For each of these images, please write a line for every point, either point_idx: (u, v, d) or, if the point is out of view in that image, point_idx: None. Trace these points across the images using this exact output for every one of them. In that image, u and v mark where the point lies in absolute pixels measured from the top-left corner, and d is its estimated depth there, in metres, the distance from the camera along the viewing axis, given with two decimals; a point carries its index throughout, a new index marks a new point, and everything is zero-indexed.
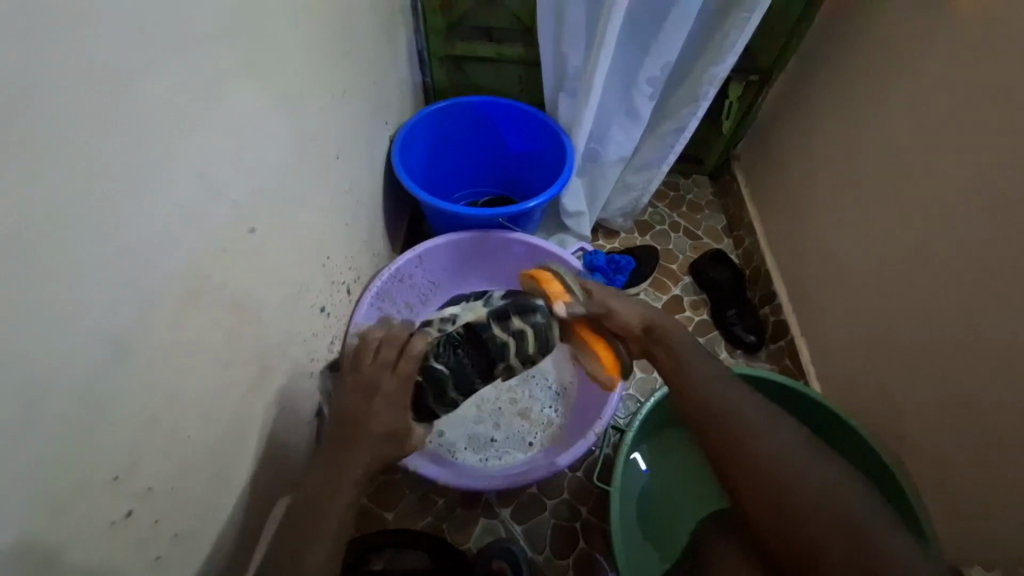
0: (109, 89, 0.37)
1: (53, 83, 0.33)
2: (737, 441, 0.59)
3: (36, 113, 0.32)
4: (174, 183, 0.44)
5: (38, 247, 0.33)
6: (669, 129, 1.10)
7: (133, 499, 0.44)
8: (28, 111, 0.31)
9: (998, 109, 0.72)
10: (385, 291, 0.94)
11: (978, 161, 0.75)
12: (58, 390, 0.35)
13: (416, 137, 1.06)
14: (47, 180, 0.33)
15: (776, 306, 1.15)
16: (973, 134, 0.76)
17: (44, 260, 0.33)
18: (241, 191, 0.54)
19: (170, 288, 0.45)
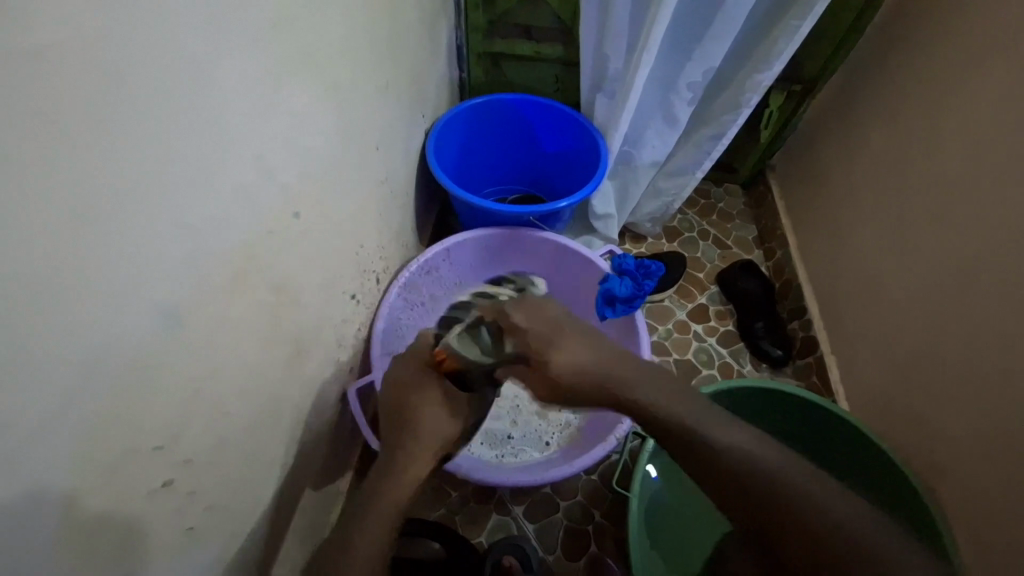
0: (179, 73, 0.38)
1: (137, 65, 0.34)
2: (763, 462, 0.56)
3: (121, 93, 0.33)
4: (232, 167, 0.46)
5: (111, 223, 0.34)
6: (707, 135, 1.09)
7: (172, 469, 0.45)
8: (115, 92, 0.33)
9: None
10: (412, 282, 0.94)
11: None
12: (119, 360, 0.37)
13: (450, 131, 1.07)
14: (122, 157, 0.34)
15: (806, 322, 1.12)
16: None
17: (117, 235, 0.35)
18: (290, 178, 0.55)
19: (222, 266, 0.47)
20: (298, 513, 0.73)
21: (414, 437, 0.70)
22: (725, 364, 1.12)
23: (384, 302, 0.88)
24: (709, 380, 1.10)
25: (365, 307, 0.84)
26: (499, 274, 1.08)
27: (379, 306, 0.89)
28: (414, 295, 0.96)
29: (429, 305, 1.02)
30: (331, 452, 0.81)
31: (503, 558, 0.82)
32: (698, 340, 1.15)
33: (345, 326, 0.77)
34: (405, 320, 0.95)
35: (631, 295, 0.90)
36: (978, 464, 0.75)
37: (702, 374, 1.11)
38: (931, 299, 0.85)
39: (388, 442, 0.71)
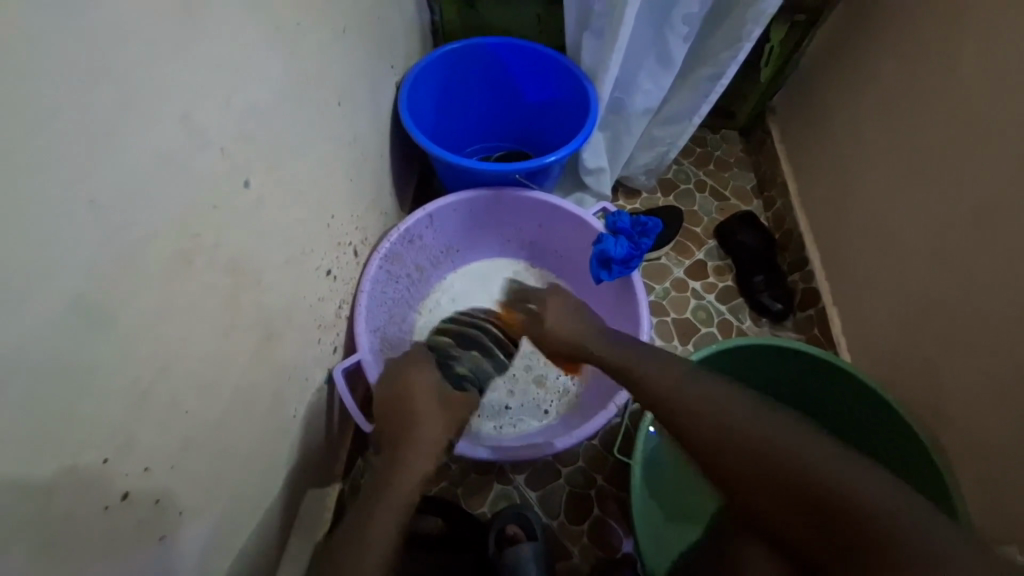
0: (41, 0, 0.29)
1: None
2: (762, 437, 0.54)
3: None
4: (145, 127, 0.38)
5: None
6: (704, 76, 1.00)
7: (129, 480, 0.41)
8: None
9: None
10: (394, 253, 0.88)
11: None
12: (19, 373, 0.31)
13: (424, 83, 0.97)
14: None
15: (807, 273, 1.08)
16: None
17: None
18: (230, 139, 0.48)
19: (157, 248, 0.40)
20: (293, 497, 0.70)
21: (416, 423, 0.71)
22: (725, 321, 1.09)
23: (365, 275, 0.82)
24: (709, 337, 1.07)
25: (343, 283, 0.78)
26: (487, 238, 1.02)
27: (360, 279, 0.83)
28: (397, 266, 0.90)
29: (415, 276, 0.96)
30: (324, 436, 0.77)
31: (506, 527, 0.81)
32: (697, 298, 1.11)
33: (323, 305, 0.72)
34: (390, 293, 0.89)
35: (628, 255, 0.85)
36: (986, 413, 0.74)
37: (701, 332, 1.08)
38: (942, 244, 0.80)
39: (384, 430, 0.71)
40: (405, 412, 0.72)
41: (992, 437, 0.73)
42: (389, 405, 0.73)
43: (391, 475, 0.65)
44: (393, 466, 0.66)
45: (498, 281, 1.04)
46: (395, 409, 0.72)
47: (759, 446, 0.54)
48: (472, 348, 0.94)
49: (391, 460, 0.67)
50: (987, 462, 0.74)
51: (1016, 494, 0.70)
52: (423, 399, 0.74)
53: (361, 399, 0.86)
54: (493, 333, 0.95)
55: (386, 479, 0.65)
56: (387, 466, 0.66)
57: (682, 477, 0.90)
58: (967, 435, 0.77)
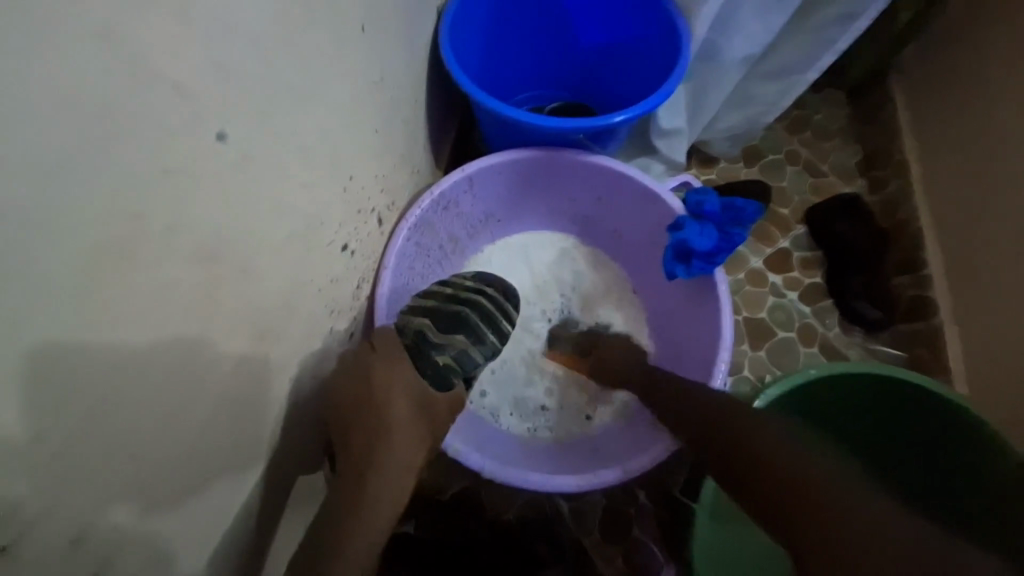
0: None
1: None
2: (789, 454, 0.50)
3: None
4: (40, 38, 0.23)
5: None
6: (836, 14, 0.78)
7: (71, 538, 0.31)
8: None
9: None
10: (425, 222, 0.74)
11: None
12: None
13: (472, 10, 0.79)
14: None
15: (920, 277, 0.88)
16: None
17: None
18: (201, 71, 0.33)
19: (91, 233, 0.28)
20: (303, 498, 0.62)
21: (385, 429, 0.53)
22: (807, 326, 0.92)
23: (391, 248, 0.69)
24: (786, 343, 0.91)
25: (365, 257, 0.66)
26: (534, 208, 0.86)
27: (385, 252, 0.70)
28: (428, 237, 0.76)
29: (448, 248, 0.82)
30: None
31: None
32: (776, 295, 0.94)
33: (339, 285, 0.59)
34: (418, 269, 0.76)
35: (714, 248, 0.68)
36: None
37: (777, 337, 0.91)
38: None
39: (342, 429, 0.53)
40: (371, 413, 0.53)
41: None
42: (348, 401, 0.53)
43: (353, 496, 0.49)
44: (358, 486, 0.50)
45: (542, 255, 0.88)
46: (354, 405, 0.53)
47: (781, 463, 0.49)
48: (455, 329, 0.65)
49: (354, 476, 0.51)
50: None
51: None
52: (403, 406, 0.54)
53: None
54: (485, 309, 0.70)
55: (346, 501, 0.49)
56: (353, 486, 0.50)
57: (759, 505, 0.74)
58: None
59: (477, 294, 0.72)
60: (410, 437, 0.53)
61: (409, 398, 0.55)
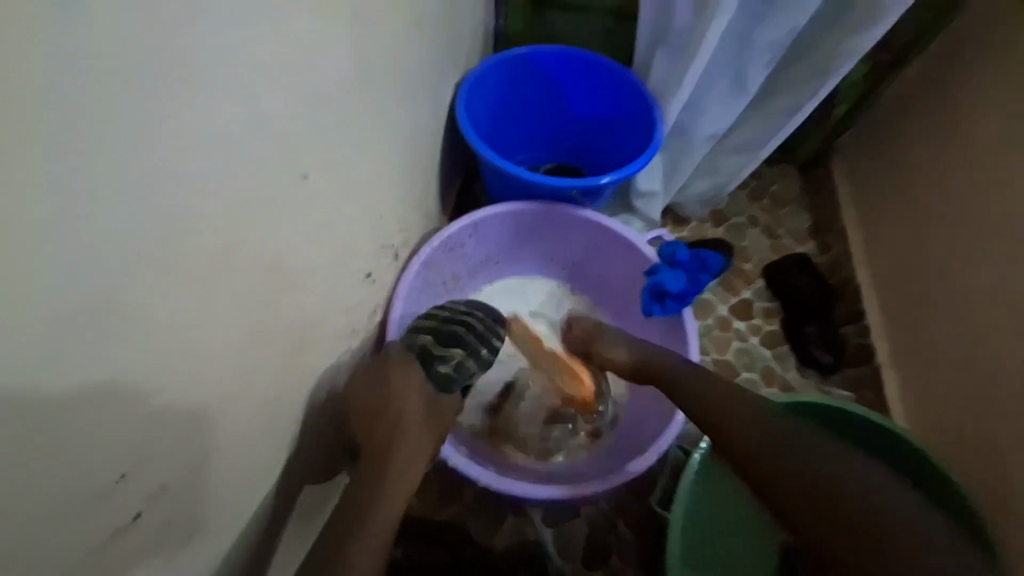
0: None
1: None
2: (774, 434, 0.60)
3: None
4: (207, 106, 0.33)
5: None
6: (780, 108, 0.94)
7: (141, 499, 0.36)
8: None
9: None
10: (433, 259, 0.83)
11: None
12: (22, 379, 0.26)
13: (483, 86, 0.93)
14: (15, 92, 0.22)
15: (863, 328, 1.01)
16: None
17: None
18: (292, 129, 0.43)
19: (204, 246, 0.36)
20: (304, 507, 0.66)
21: (400, 428, 0.62)
22: (768, 368, 1.02)
23: (403, 280, 0.78)
24: (750, 383, 1.01)
25: (381, 286, 0.74)
26: (529, 253, 0.97)
27: (397, 284, 0.78)
28: (434, 273, 0.85)
29: (450, 284, 0.91)
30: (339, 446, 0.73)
31: None
32: (740, 340, 1.05)
33: (358, 309, 0.67)
34: (424, 301, 0.85)
35: (683, 292, 0.79)
36: None
37: (741, 377, 1.01)
38: None
39: (362, 432, 0.61)
40: (389, 415, 0.62)
41: None
42: (369, 408, 0.62)
43: (376, 488, 0.58)
44: (376, 481, 0.59)
45: (534, 296, 0.98)
46: (373, 411, 0.62)
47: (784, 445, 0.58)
48: (451, 344, 0.72)
49: (372, 472, 0.59)
50: None
51: None
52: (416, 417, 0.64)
53: None
54: (477, 327, 0.77)
55: (369, 493, 0.58)
56: (374, 479, 0.59)
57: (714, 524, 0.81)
58: None
59: (468, 314, 0.79)
60: (421, 438, 0.63)
61: (422, 412, 0.65)
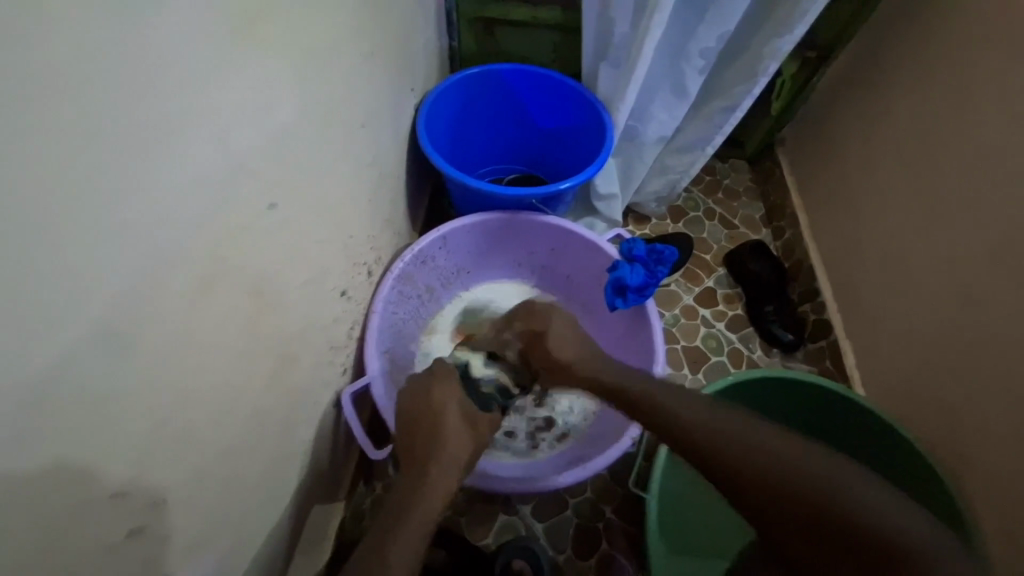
0: (94, 24, 0.29)
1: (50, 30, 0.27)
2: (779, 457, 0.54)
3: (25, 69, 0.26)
4: (179, 148, 0.37)
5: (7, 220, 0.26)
6: (719, 107, 1.01)
7: (140, 513, 0.39)
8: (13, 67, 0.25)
9: None
10: (407, 274, 0.87)
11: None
12: (34, 401, 0.29)
13: (442, 106, 0.98)
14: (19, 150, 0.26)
15: (818, 304, 1.08)
16: None
17: (14, 234, 0.27)
18: (259, 161, 0.47)
19: (185, 274, 0.39)
20: (301, 522, 0.68)
21: (439, 436, 0.65)
22: (735, 350, 1.08)
23: (378, 295, 0.81)
24: (719, 366, 1.07)
25: (357, 303, 0.77)
26: (498, 261, 1.02)
27: (372, 299, 0.82)
28: (409, 286, 0.89)
29: (425, 296, 0.95)
30: (330, 461, 0.75)
31: (513, 560, 0.79)
32: (707, 326, 1.11)
33: (336, 326, 0.70)
34: (400, 314, 0.88)
35: (643, 284, 0.85)
36: (1003, 452, 0.73)
37: (711, 361, 1.07)
38: (958, 281, 0.80)
39: (406, 443, 0.66)
40: (428, 424, 0.66)
41: (1014, 481, 0.71)
42: (415, 420, 0.67)
43: (403, 502, 0.58)
44: (415, 485, 0.60)
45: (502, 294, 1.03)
46: (417, 423, 0.67)
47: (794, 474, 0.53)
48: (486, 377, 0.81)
49: (413, 478, 0.61)
50: (1013, 508, 0.71)
51: None
52: (425, 428, 0.66)
53: (366, 423, 0.84)
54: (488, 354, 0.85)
55: (398, 504, 0.58)
56: (412, 482, 0.61)
57: (682, 507, 0.86)
58: (986, 477, 0.75)
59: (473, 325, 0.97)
60: (457, 445, 0.65)
61: (448, 427, 0.66)
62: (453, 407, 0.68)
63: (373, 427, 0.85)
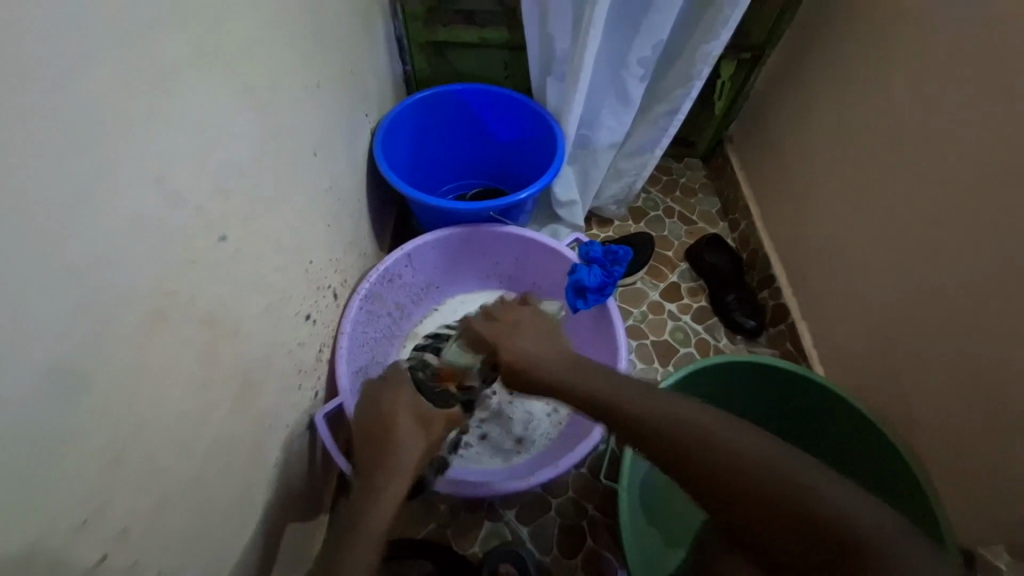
0: (12, 86, 0.31)
1: None
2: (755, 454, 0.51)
3: None
4: (119, 191, 0.39)
5: None
6: (662, 111, 1.06)
7: (106, 542, 0.40)
8: None
9: (991, 80, 0.70)
10: (374, 293, 0.89)
11: (995, 129, 0.69)
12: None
13: (398, 129, 1.01)
14: None
15: (775, 290, 1.13)
16: (963, 107, 0.73)
17: None
18: (204, 197, 0.49)
19: (134, 308, 0.41)
20: (280, 547, 0.69)
21: (401, 447, 0.67)
22: (702, 340, 1.12)
23: (345, 316, 0.83)
24: (688, 357, 1.10)
25: (324, 325, 0.79)
26: (465, 272, 1.04)
27: (340, 321, 0.83)
28: (377, 305, 0.91)
29: (395, 313, 0.97)
30: (307, 484, 0.76)
31: (499, 566, 0.80)
32: (673, 319, 1.15)
33: (302, 349, 0.72)
34: (370, 333, 0.90)
35: (602, 283, 0.88)
36: (948, 412, 0.77)
37: (680, 353, 1.11)
38: (892, 258, 0.85)
39: (364, 455, 0.67)
40: (390, 435, 0.68)
41: (961, 439, 0.76)
42: (374, 430, 0.69)
43: (356, 516, 0.59)
44: (371, 496, 0.61)
45: None
46: (376, 433, 0.69)
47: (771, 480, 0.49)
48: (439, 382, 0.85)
49: (368, 489, 0.62)
50: (963, 464, 0.76)
51: (990, 495, 0.72)
52: (393, 440, 0.67)
53: (344, 442, 0.85)
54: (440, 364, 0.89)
55: (350, 520, 0.59)
56: (366, 496, 0.61)
57: (666, 498, 0.89)
58: (935, 436, 0.80)
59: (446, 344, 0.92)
60: (417, 456, 0.67)
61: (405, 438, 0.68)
62: (418, 418, 0.70)
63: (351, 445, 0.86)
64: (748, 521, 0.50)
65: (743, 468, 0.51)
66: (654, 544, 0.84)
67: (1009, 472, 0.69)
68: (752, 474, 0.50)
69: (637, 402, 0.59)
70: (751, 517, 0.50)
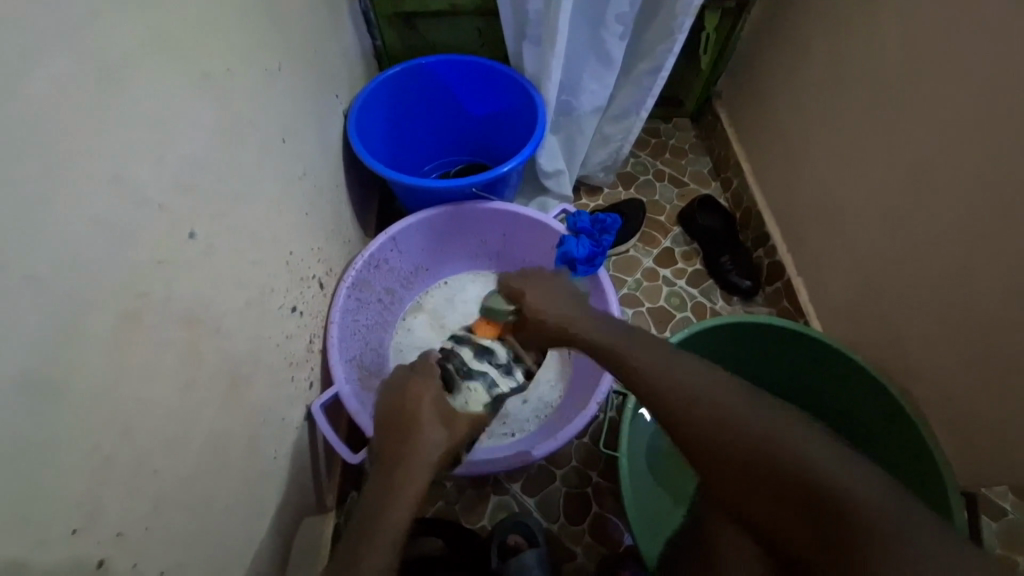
0: None
1: None
2: (744, 425, 0.49)
3: None
4: (77, 195, 0.38)
5: None
6: (645, 70, 1.02)
7: (102, 547, 0.40)
8: None
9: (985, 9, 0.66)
10: (362, 280, 0.88)
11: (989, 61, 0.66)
12: None
13: (371, 109, 0.98)
14: None
15: (770, 248, 1.11)
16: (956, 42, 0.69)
17: None
18: (167, 193, 0.47)
19: (105, 314, 0.40)
20: (289, 534, 0.70)
21: (406, 436, 0.67)
22: (698, 304, 1.12)
23: (334, 306, 0.82)
24: (685, 322, 1.10)
25: (312, 316, 0.78)
26: (455, 252, 1.03)
27: (329, 311, 0.82)
28: (366, 292, 0.90)
29: (386, 299, 0.96)
30: (312, 473, 0.77)
31: (508, 538, 0.81)
32: (668, 285, 1.14)
33: (291, 342, 0.71)
34: (361, 320, 0.89)
35: (591, 254, 0.87)
36: (943, 359, 0.77)
37: (676, 318, 1.10)
38: (885, 206, 0.83)
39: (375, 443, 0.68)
40: (403, 426, 0.68)
41: (958, 386, 0.75)
42: (384, 421, 0.70)
43: (372, 502, 0.60)
44: (381, 485, 0.61)
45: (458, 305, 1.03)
46: (388, 423, 0.70)
47: (763, 458, 0.47)
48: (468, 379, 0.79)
49: (379, 477, 0.63)
50: (962, 410, 0.75)
51: (991, 438, 0.72)
52: (396, 435, 0.67)
53: (345, 429, 0.86)
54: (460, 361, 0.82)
55: (369, 509, 0.59)
56: (383, 481, 0.62)
57: (664, 459, 0.91)
58: (932, 384, 0.79)
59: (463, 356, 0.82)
60: (419, 441, 0.66)
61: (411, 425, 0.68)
62: (413, 401, 0.71)
63: (352, 432, 0.87)
64: (746, 499, 0.48)
65: (760, 467, 0.47)
66: (656, 504, 0.85)
67: (1007, 414, 0.69)
68: (744, 453, 0.48)
69: (629, 386, 0.58)
70: (749, 491, 0.48)
